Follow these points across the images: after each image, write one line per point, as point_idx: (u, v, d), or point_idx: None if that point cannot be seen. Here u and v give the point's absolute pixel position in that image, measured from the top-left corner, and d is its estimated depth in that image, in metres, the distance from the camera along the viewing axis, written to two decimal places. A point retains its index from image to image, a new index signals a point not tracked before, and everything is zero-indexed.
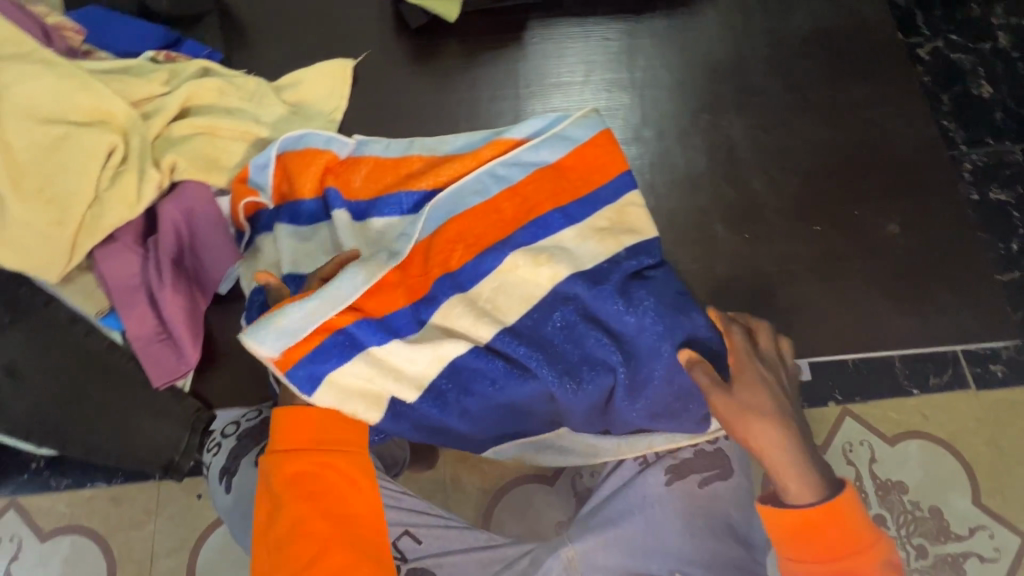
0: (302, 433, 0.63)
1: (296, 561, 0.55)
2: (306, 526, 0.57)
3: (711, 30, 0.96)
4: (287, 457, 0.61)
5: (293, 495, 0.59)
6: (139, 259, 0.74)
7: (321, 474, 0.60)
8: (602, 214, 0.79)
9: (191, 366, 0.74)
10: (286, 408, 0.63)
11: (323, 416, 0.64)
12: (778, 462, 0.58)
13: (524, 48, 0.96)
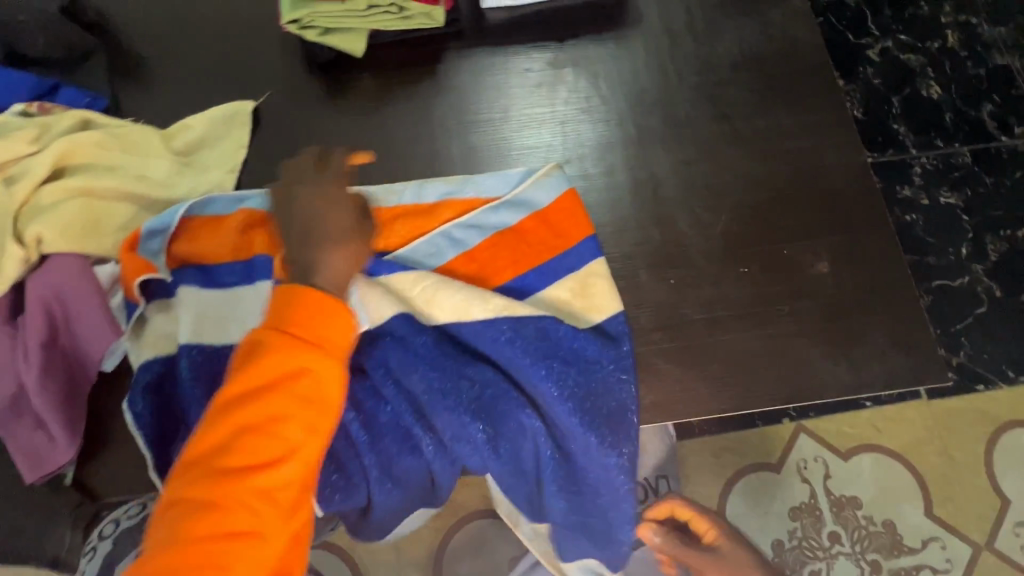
0: (313, 322, 0.54)
1: (250, 457, 0.49)
2: (284, 431, 0.50)
3: (635, 58, 0.91)
4: (289, 341, 0.53)
5: (282, 393, 0.51)
6: (7, 341, 0.68)
7: (320, 381, 0.53)
8: (564, 284, 0.76)
9: (71, 455, 0.67)
10: (315, 290, 0.55)
11: (341, 314, 0.55)
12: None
13: (440, 82, 0.90)
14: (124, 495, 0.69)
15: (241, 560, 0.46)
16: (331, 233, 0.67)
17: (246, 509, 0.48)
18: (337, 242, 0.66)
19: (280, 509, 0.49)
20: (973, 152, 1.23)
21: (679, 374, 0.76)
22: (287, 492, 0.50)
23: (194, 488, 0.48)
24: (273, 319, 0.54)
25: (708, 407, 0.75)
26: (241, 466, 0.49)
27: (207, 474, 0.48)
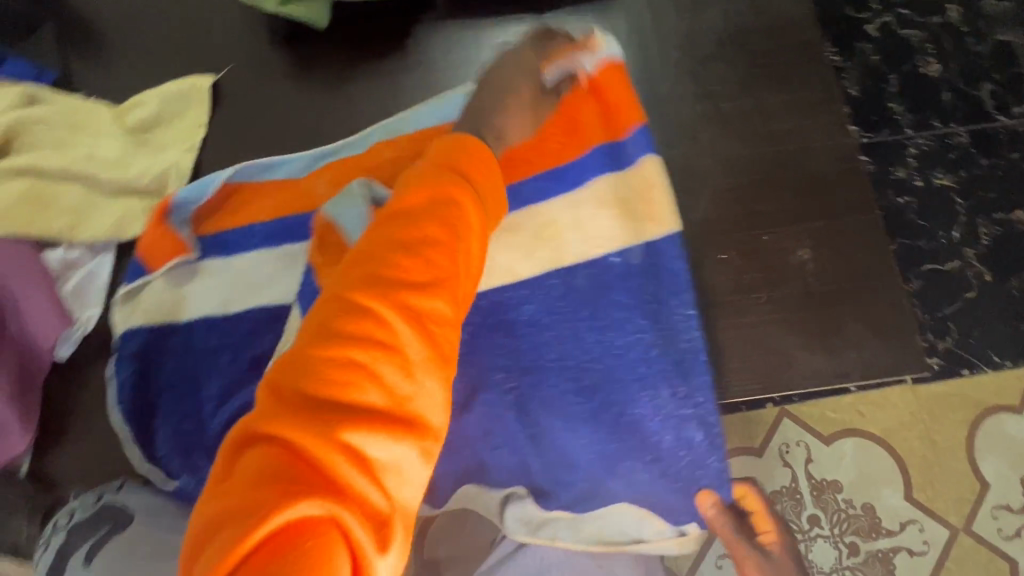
0: (469, 163, 0.45)
1: (400, 271, 0.37)
2: (436, 249, 0.39)
3: (614, 32, 0.87)
4: (452, 175, 0.43)
5: (422, 221, 0.40)
6: None
7: (461, 214, 0.41)
8: (621, 186, 0.73)
9: (26, 444, 0.67)
10: (475, 144, 0.46)
11: (488, 162, 0.46)
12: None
13: (409, 56, 0.86)
14: (81, 485, 0.68)
15: (385, 379, 0.35)
16: (524, 101, 0.62)
17: (385, 325, 0.36)
18: (512, 101, 0.61)
19: (434, 347, 0.37)
20: (972, 132, 1.06)
21: None
22: (439, 330, 0.38)
23: (342, 294, 0.37)
24: (445, 151, 0.45)
25: None
26: (390, 274, 0.37)
27: (352, 279, 0.38)
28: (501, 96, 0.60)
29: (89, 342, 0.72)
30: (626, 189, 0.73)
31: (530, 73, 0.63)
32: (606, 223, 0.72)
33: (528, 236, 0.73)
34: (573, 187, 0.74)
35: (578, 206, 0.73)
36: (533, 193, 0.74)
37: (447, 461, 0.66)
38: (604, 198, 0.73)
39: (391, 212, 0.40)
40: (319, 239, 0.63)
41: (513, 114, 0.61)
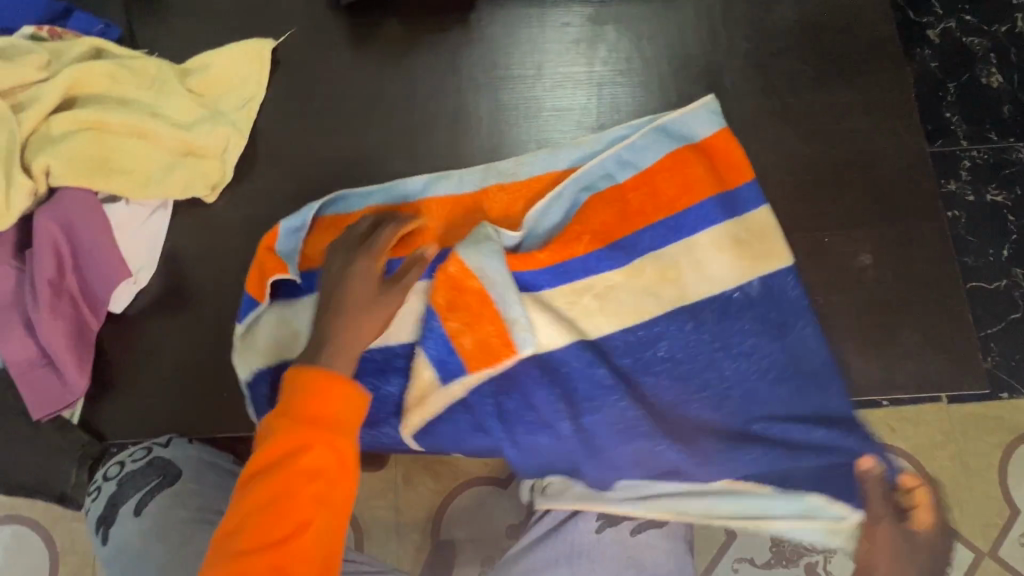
0: (322, 405, 0.55)
1: (262, 535, 0.50)
2: (300, 466, 0.52)
3: (680, 19, 0.84)
4: (303, 429, 0.54)
5: (277, 502, 0.51)
6: (13, 275, 0.66)
7: (317, 456, 0.52)
8: (740, 224, 0.73)
9: (79, 394, 0.67)
10: (315, 376, 0.56)
11: (346, 391, 0.56)
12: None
13: (471, 31, 0.84)
14: (128, 440, 0.68)
15: None
16: (361, 301, 0.65)
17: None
18: (359, 312, 0.64)
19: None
20: None
21: None
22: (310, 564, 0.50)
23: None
24: (277, 410, 0.55)
25: None
26: (272, 551, 0.49)
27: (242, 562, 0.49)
28: (341, 329, 0.62)
29: (142, 299, 0.72)
30: (744, 230, 0.73)
31: (355, 279, 0.66)
32: (725, 265, 0.72)
33: (649, 283, 0.72)
34: (690, 232, 0.73)
35: (694, 248, 0.73)
36: (648, 242, 0.74)
37: (558, 454, 0.70)
38: (721, 239, 0.73)
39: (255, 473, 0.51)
40: (444, 283, 0.69)
41: (359, 319, 0.64)
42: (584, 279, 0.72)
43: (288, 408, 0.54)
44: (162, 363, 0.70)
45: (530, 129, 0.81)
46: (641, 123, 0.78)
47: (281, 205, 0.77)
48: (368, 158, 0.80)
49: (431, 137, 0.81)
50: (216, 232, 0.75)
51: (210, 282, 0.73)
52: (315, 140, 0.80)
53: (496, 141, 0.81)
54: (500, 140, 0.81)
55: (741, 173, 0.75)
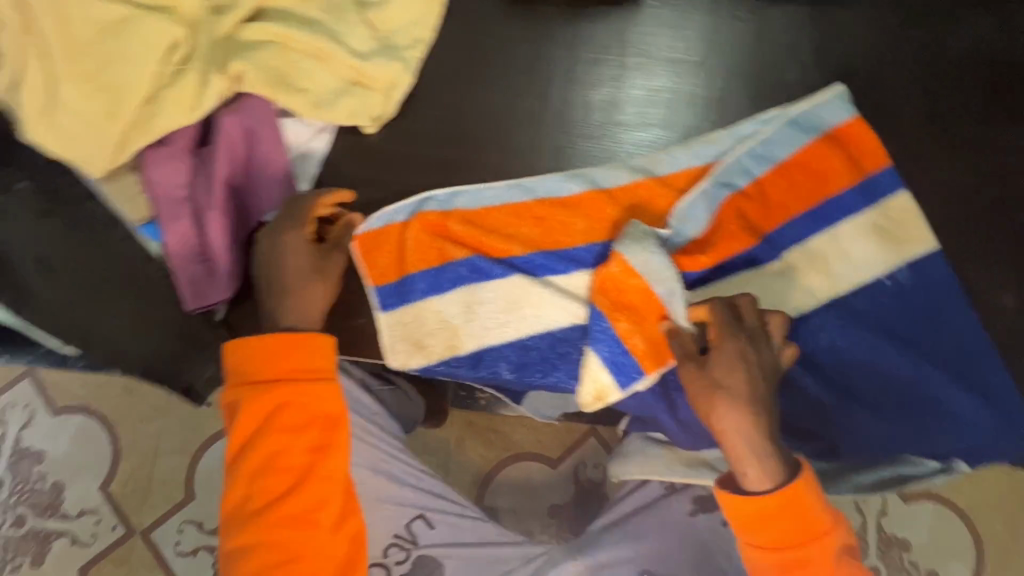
0: (289, 362, 0.61)
1: (270, 492, 0.60)
2: (285, 426, 0.60)
3: (853, 30, 0.83)
4: (272, 388, 0.61)
5: (269, 430, 0.60)
6: (188, 169, 0.69)
7: (299, 406, 0.61)
8: (881, 211, 0.76)
9: (228, 295, 0.70)
10: (268, 337, 0.61)
11: (305, 344, 0.62)
12: (738, 454, 0.63)
13: (638, 11, 0.84)
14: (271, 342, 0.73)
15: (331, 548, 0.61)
16: (304, 274, 0.68)
17: (306, 536, 0.60)
18: (302, 286, 0.68)
19: (319, 527, 0.60)
20: None
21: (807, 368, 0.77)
22: (313, 496, 0.61)
23: (247, 532, 0.60)
24: (240, 379, 0.62)
25: (836, 408, 0.76)
26: (284, 500, 0.60)
27: (265, 519, 0.60)
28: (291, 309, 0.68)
29: None
30: (889, 219, 0.76)
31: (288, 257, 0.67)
32: (870, 253, 0.76)
33: (796, 272, 0.76)
34: (835, 222, 0.77)
35: (838, 239, 0.76)
36: (793, 235, 0.76)
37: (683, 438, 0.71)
38: (868, 231, 0.76)
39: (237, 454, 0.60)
40: (605, 286, 0.69)
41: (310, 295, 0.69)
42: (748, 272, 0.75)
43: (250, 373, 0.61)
44: None
45: (686, 116, 0.81)
46: (772, 116, 0.78)
47: (434, 151, 0.79)
48: (523, 118, 0.81)
49: (588, 107, 0.81)
50: (372, 165, 0.78)
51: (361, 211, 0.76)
52: (473, 93, 0.81)
53: (649, 121, 0.81)
54: (654, 121, 0.81)
55: (870, 164, 0.77)
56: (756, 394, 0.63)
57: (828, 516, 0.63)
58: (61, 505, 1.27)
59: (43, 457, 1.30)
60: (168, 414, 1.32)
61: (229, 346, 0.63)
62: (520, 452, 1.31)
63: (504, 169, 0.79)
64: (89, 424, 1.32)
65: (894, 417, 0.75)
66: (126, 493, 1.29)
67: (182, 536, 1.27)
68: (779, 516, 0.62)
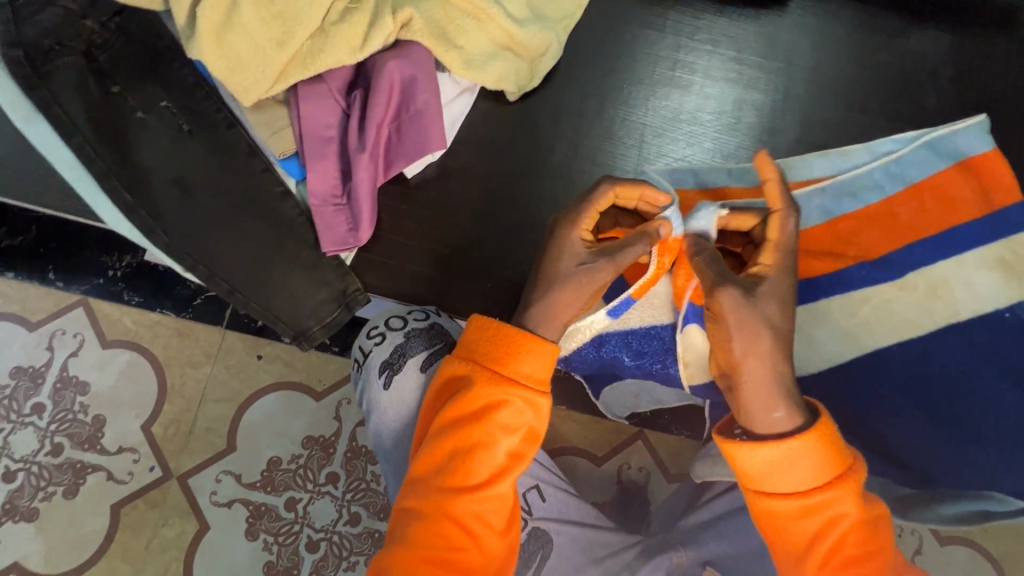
0: (516, 359, 0.54)
1: (460, 478, 0.53)
2: (498, 421, 0.53)
3: (996, 64, 0.83)
4: (494, 379, 0.54)
5: (480, 421, 0.53)
6: (339, 110, 0.68)
7: (516, 409, 0.53)
8: (1008, 245, 0.75)
9: (361, 242, 0.70)
10: (506, 329, 0.54)
11: (538, 345, 0.54)
12: (767, 391, 0.53)
13: (783, 16, 0.84)
14: (388, 293, 0.75)
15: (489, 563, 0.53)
16: (581, 281, 0.54)
17: (473, 538, 0.53)
18: (562, 292, 0.55)
19: (487, 534, 0.53)
20: None
21: (928, 396, 0.73)
22: (501, 497, 0.54)
23: (422, 510, 0.53)
24: (467, 357, 0.55)
25: (951, 441, 0.72)
26: (470, 493, 0.53)
27: (441, 504, 0.53)
28: (547, 306, 0.55)
29: (426, 173, 0.75)
30: (1015, 254, 0.74)
31: (563, 248, 0.55)
32: (995, 286, 0.73)
33: (917, 296, 0.74)
34: (962, 250, 0.75)
35: (963, 266, 0.74)
36: (921, 257, 0.75)
37: None
38: (992, 265, 0.74)
39: (442, 430, 0.54)
40: None
41: (573, 293, 0.55)
42: (859, 290, 0.74)
43: (480, 355, 0.54)
44: (435, 236, 0.74)
45: (821, 126, 0.81)
46: (906, 137, 0.78)
47: (567, 127, 0.79)
48: (660, 106, 0.80)
49: (725, 105, 0.81)
50: (507, 132, 0.77)
51: (489, 177, 0.76)
52: (612, 75, 0.81)
53: (783, 126, 0.81)
54: (788, 127, 0.81)
55: (1001, 200, 0.76)
56: (790, 337, 0.55)
57: (845, 448, 0.54)
58: (101, 439, 1.18)
59: (87, 389, 1.20)
60: (218, 361, 1.21)
61: (469, 317, 0.57)
62: (562, 448, 1.15)
63: (638, 155, 0.79)
64: (138, 361, 1.21)
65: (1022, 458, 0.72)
66: (167, 436, 1.19)
67: (219, 486, 1.16)
68: (802, 461, 0.52)
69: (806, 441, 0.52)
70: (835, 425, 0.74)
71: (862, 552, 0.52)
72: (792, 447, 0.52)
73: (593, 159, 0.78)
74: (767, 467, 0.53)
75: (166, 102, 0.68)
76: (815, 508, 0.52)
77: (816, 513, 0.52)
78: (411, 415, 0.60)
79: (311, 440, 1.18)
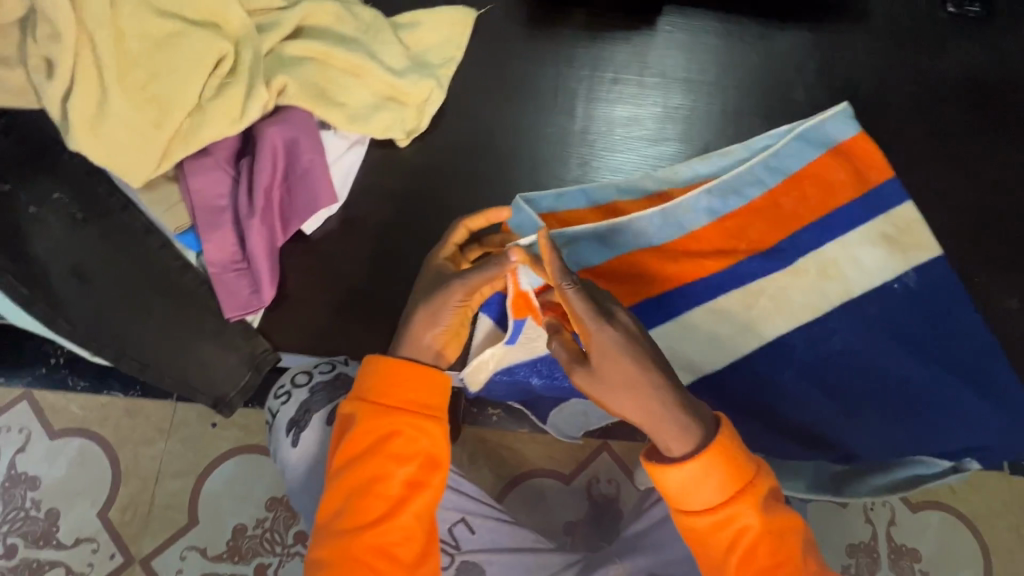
0: (403, 390, 0.55)
1: (360, 517, 0.54)
2: (391, 452, 0.54)
3: (854, 54, 0.89)
4: (383, 412, 0.55)
5: (375, 455, 0.54)
6: (228, 180, 0.71)
7: (407, 437, 0.54)
8: (889, 220, 0.79)
9: (263, 303, 0.71)
10: (390, 360, 0.55)
11: (423, 372, 0.55)
12: (653, 425, 0.55)
13: (653, 34, 0.89)
14: (304, 349, 0.75)
15: None
16: (432, 303, 0.58)
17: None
18: (418, 314, 0.58)
19: (397, 570, 0.53)
20: None
21: (839, 373, 0.76)
22: (405, 530, 0.54)
23: (329, 555, 0.53)
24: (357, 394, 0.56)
25: (865, 412, 0.75)
26: (375, 528, 0.53)
27: (345, 547, 0.53)
28: (413, 323, 0.58)
29: (327, 227, 0.77)
30: (894, 226, 0.78)
31: (426, 276, 0.61)
32: (882, 259, 0.77)
33: (809, 278, 0.77)
34: (846, 231, 0.79)
35: (850, 247, 0.78)
36: (808, 242, 0.78)
37: None
38: (875, 238, 0.78)
39: (338, 470, 0.54)
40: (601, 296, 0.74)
41: (435, 309, 0.58)
42: (755, 282, 0.77)
43: (368, 390, 0.55)
44: (344, 286, 0.76)
45: (702, 131, 0.86)
46: (782, 131, 0.82)
47: (462, 164, 0.82)
48: (548, 133, 0.84)
49: (609, 124, 0.85)
50: (405, 176, 0.80)
51: (392, 221, 0.78)
52: (501, 110, 0.84)
53: (667, 136, 0.85)
54: (670, 136, 0.85)
55: (872, 179, 0.80)
56: (648, 372, 0.54)
57: (751, 463, 0.54)
58: (57, 533, 1.15)
59: (38, 484, 1.17)
60: (171, 436, 1.18)
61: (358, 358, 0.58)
62: (529, 471, 1.13)
63: (532, 181, 0.82)
64: (88, 447, 1.18)
65: (934, 421, 0.74)
66: (126, 520, 1.16)
67: (184, 564, 1.13)
68: (707, 479, 0.53)
69: (705, 462, 0.53)
70: (757, 415, 0.76)
71: (774, 562, 0.54)
72: (693, 469, 0.53)
73: (491, 191, 0.81)
74: (679, 490, 0.54)
75: (59, 193, 0.67)
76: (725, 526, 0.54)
77: (727, 531, 0.53)
78: (319, 468, 0.61)
79: (274, 503, 1.16)
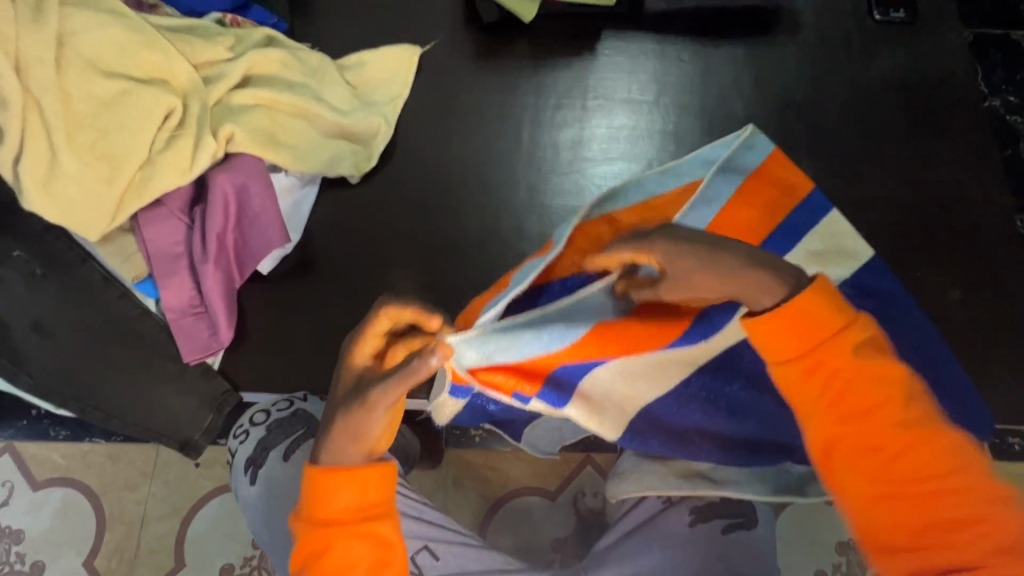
0: (342, 499, 0.52)
1: None
2: (338, 561, 0.52)
3: (788, 66, 0.94)
4: (326, 524, 0.52)
5: (321, 564, 0.52)
6: (182, 228, 0.73)
7: (352, 547, 0.52)
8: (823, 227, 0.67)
9: (223, 345, 0.73)
10: (320, 472, 0.51)
11: (363, 478, 0.52)
12: (738, 288, 0.52)
13: (594, 59, 0.93)
14: (267, 387, 0.76)
15: None
16: (356, 414, 0.50)
17: None
18: (341, 426, 0.51)
19: None
20: None
21: None
22: None
23: None
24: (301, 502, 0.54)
25: None
26: None
27: None
28: (338, 437, 0.52)
29: (284, 265, 0.79)
30: (820, 241, 0.67)
31: (340, 380, 0.52)
32: None
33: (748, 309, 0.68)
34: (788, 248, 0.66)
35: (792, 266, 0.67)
36: None
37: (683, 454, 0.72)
38: (802, 262, 0.67)
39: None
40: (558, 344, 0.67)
41: (365, 425, 0.51)
42: None
43: (309, 502, 0.52)
44: (306, 323, 0.78)
45: (646, 148, 0.89)
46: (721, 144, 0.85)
47: (417, 196, 0.84)
48: (498, 160, 0.87)
49: (556, 147, 0.88)
50: (360, 212, 0.82)
51: (349, 258, 0.80)
52: (451, 141, 0.87)
53: (614, 155, 0.88)
54: (617, 155, 0.88)
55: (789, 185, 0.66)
56: (717, 249, 0.52)
57: (844, 309, 0.51)
58: None
59: (22, 536, 1.16)
60: (154, 478, 1.18)
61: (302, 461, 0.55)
62: (512, 492, 1.12)
63: (485, 207, 0.84)
64: (71, 496, 1.17)
65: None
66: (112, 568, 1.15)
67: None
68: (795, 315, 0.50)
69: (797, 305, 0.50)
70: None
71: (877, 405, 0.50)
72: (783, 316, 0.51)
73: (446, 220, 0.83)
74: (772, 327, 0.51)
75: (20, 251, 0.70)
76: (820, 409, 0.52)
77: (819, 378, 0.51)
78: (275, 503, 0.62)
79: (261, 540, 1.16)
